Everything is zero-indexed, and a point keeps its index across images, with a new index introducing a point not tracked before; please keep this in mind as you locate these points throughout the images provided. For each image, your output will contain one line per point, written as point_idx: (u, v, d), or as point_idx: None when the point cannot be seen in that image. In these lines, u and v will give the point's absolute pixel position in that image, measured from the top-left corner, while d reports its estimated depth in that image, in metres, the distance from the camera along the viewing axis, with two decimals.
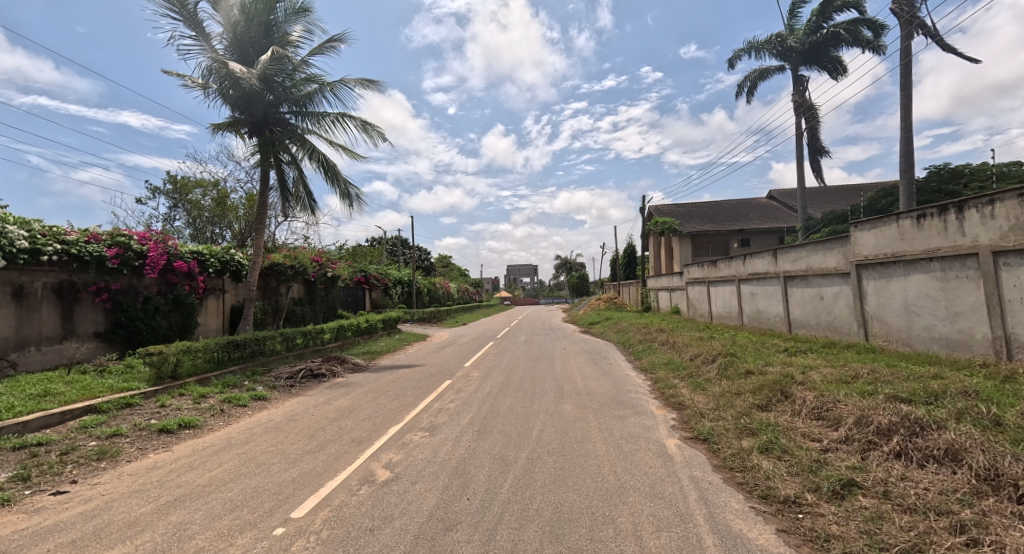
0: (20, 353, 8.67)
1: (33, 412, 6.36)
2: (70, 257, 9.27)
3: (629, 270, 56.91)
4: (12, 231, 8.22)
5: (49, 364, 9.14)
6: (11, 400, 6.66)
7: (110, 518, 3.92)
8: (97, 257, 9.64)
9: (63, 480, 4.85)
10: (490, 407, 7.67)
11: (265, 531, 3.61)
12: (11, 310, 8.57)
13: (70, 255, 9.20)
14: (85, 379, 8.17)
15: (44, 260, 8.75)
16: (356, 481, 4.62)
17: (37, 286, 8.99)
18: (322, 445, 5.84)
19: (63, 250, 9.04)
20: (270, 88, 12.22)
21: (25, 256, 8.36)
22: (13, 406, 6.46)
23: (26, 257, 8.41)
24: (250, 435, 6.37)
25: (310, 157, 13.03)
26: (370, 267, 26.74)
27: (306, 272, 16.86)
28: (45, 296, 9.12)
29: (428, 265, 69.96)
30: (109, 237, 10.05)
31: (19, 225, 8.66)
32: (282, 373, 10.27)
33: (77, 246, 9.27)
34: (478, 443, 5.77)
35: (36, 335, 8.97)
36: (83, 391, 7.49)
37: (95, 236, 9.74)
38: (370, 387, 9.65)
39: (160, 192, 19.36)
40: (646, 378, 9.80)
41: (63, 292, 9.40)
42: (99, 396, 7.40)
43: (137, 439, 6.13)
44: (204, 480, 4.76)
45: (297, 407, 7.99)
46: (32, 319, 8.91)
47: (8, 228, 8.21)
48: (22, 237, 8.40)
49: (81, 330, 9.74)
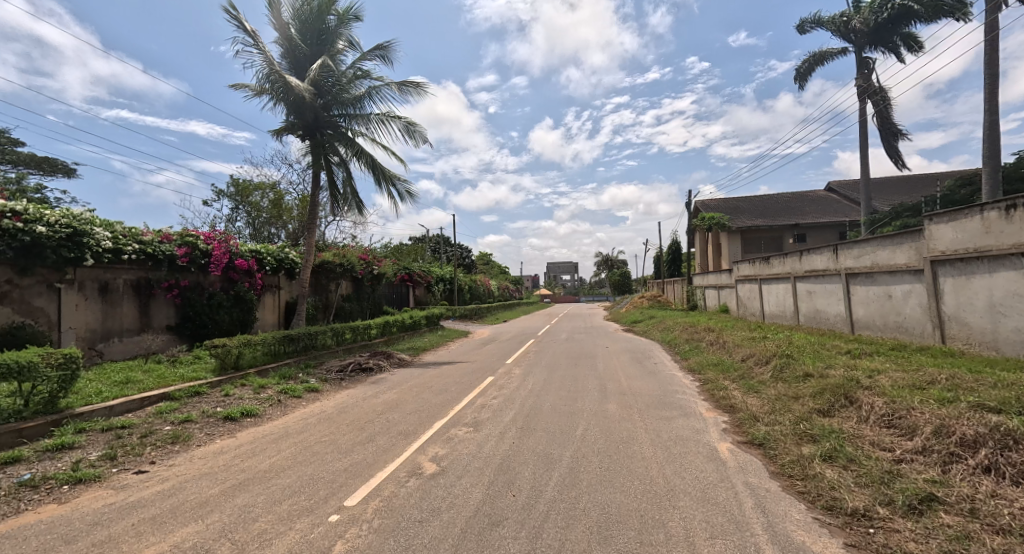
0: (105, 343, 9.46)
1: (116, 398, 6.90)
2: (146, 256, 9.98)
3: (674, 266, 55.29)
4: (98, 233, 8.92)
5: (130, 354, 9.92)
6: (98, 387, 7.26)
7: (184, 497, 4.18)
8: (169, 256, 10.35)
9: (142, 462, 5.17)
10: (532, 405, 7.62)
11: (321, 518, 3.74)
12: (97, 305, 9.34)
13: (146, 254, 9.91)
14: (159, 368, 8.79)
15: (124, 259, 9.46)
16: (404, 473, 4.70)
17: (119, 282, 9.74)
18: (371, 437, 5.99)
19: (140, 250, 9.75)
20: (322, 93, 12.70)
21: (109, 255, 9.07)
22: (101, 392, 7.05)
23: (110, 256, 9.12)
24: (304, 426, 6.62)
25: (359, 158, 13.41)
26: (413, 264, 27.39)
27: (353, 270, 17.43)
28: (126, 292, 9.86)
29: (469, 262, 70.79)
30: (179, 238, 10.74)
31: (105, 227, 9.38)
32: (332, 366, 10.66)
33: (152, 245, 9.97)
34: (522, 440, 5.74)
35: (119, 328, 9.74)
36: (158, 379, 8.06)
37: (167, 236, 10.44)
38: (414, 382, 9.81)
39: (224, 195, 20.55)
40: (694, 378, 9.47)
41: (140, 288, 10.13)
42: (172, 384, 7.93)
43: (205, 425, 6.50)
44: (265, 466, 4.99)
45: (347, 400, 8.25)
46: (115, 312, 9.67)
47: (96, 230, 8.91)
48: (107, 238, 9.10)
49: (156, 323, 10.46)
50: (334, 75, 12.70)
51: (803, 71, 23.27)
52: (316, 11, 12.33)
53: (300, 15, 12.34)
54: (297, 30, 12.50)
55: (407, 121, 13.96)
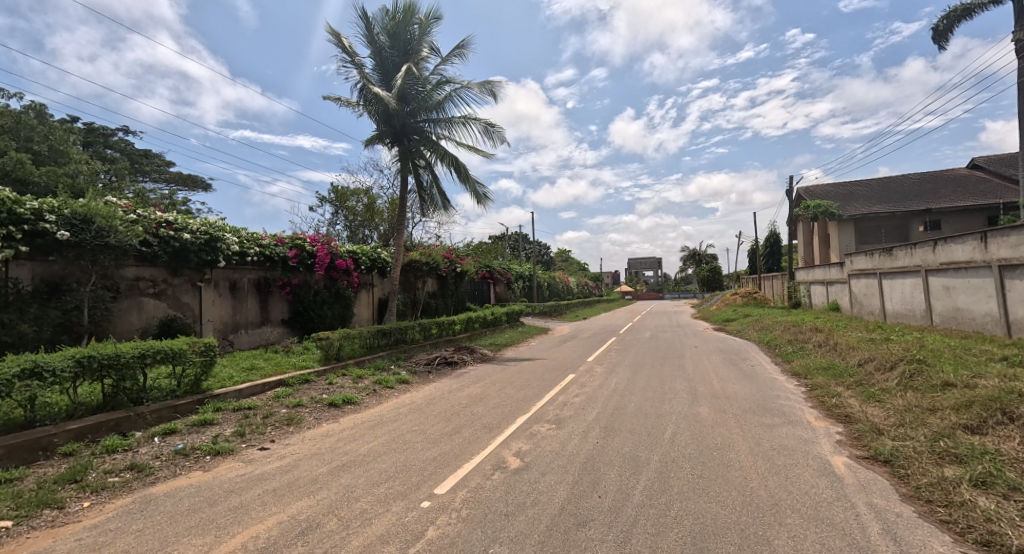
0: (235, 334, 10.71)
1: (242, 383, 7.71)
2: (265, 258, 11.04)
3: (771, 261, 51.15)
4: (228, 239, 10.06)
5: (254, 344, 11.11)
6: (229, 373, 8.19)
7: (298, 474, 4.54)
8: (283, 257, 11.38)
9: (264, 439, 5.74)
10: (616, 404, 7.35)
11: (414, 503, 3.83)
12: (228, 300, 10.59)
13: (265, 256, 10.98)
14: (276, 357, 9.73)
15: (248, 261, 10.54)
16: (490, 466, 4.69)
17: (244, 280, 10.94)
18: (458, 429, 6.09)
19: (260, 253, 10.81)
20: (407, 100, 13.22)
21: (235, 257, 10.17)
22: (232, 376, 7.98)
23: (236, 258, 10.23)
24: (397, 415, 6.90)
25: (442, 160, 13.79)
26: (494, 262, 27.85)
27: (438, 268, 18.05)
28: (249, 289, 11.04)
29: (549, 259, 70.78)
30: (290, 240, 11.75)
31: (233, 232, 10.54)
32: (420, 359, 11.11)
33: (270, 248, 11.01)
34: (607, 441, 5.51)
35: (245, 321, 10.94)
36: (275, 367, 8.91)
37: (280, 240, 11.46)
38: (498, 377, 9.90)
39: (326, 201, 22.29)
40: (800, 383, 8.60)
41: (260, 286, 11.29)
42: (286, 371, 8.71)
43: (314, 410, 7.02)
44: (364, 450, 5.25)
45: (435, 392, 8.51)
46: (241, 307, 10.88)
47: (226, 236, 10.06)
48: (235, 243, 10.21)
49: (273, 317, 11.57)
50: (418, 82, 13.17)
51: (943, 30, 20.37)
52: (401, 22, 12.93)
53: (387, 27, 12.98)
54: (386, 42, 13.15)
55: (486, 122, 14.13)
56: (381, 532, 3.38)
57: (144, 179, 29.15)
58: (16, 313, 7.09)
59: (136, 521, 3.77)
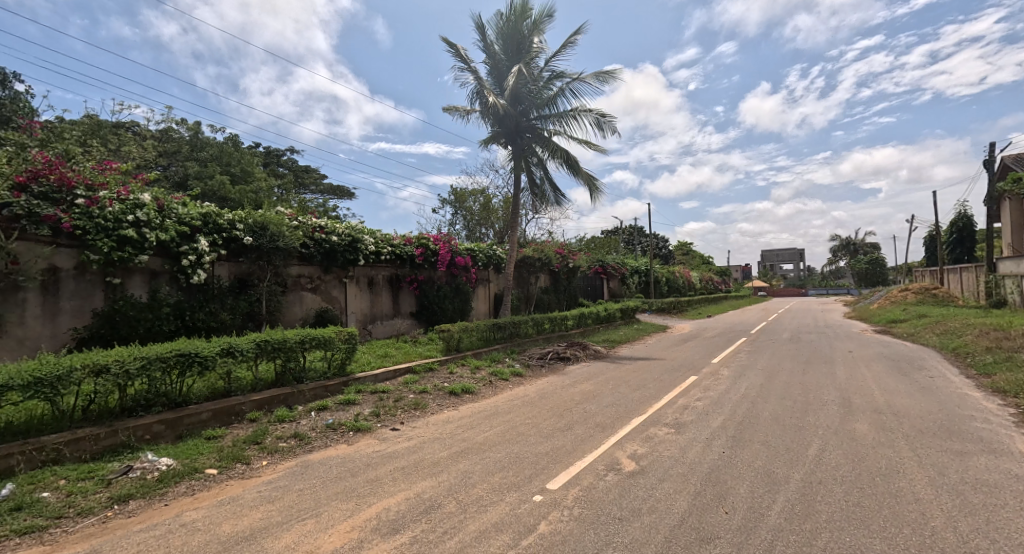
0: (372, 324, 11.65)
1: (377, 369, 8.26)
2: (396, 257, 11.77)
3: (957, 249, 42.44)
4: (366, 240, 10.83)
5: (388, 334, 12.01)
6: (368, 359, 8.88)
7: (422, 457, 4.67)
8: (410, 256, 12.05)
9: (397, 420, 6.16)
10: (747, 412, 6.42)
11: (526, 495, 3.66)
12: (366, 295, 11.53)
13: (396, 256, 11.69)
14: (405, 346, 10.36)
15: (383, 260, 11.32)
16: (603, 466, 4.28)
17: (379, 277, 11.82)
18: (570, 425, 5.76)
19: (392, 253, 11.52)
20: (520, 100, 13.14)
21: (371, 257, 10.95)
22: (370, 361, 8.69)
23: (371, 257, 11.03)
24: (512, 407, 6.79)
25: (555, 156, 13.50)
26: (608, 257, 26.98)
27: (551, 263, 17.89)
28: (383, 284, 11.91)
29: (669, 253, 67.09)
30: (417, 239, 12.43)
31: (371, 233, 11.36)
32: (534, 353, 11.00)
33: (400, 248, 11.70)
34: (736, 452, 4.74)
35: (380, 313, 11.85)
36: (405, 355, 9.48)
37: (408, 240, 12.15)
38: (612, 375, 9.37)
39: (446, 203, 23.38)
40: (1005, 403, 6.79)
41: (393, 281, 12.12)
42: (415, 359, 9.20)
43: (437, 396, 7.24)
44: (480, 439, 5.19)
45: (548, 386, 8.30)
46: (377, 300, 11.79)
47: (364, 237, 10.84)
48: (371, 244, 10.98)
49: (403, 310, 12.37)
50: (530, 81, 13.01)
51: None
52: (512, 22, 12.94)
53: (500, 30, 13.07)
54: (499, 45, 13.23)
55: (599, 113, 13.53)
56: (495, 520, 3.31)
57: (305, 191, 33.60)
58: (218, 305, 8.47)
59: (299, 481, 4.32)
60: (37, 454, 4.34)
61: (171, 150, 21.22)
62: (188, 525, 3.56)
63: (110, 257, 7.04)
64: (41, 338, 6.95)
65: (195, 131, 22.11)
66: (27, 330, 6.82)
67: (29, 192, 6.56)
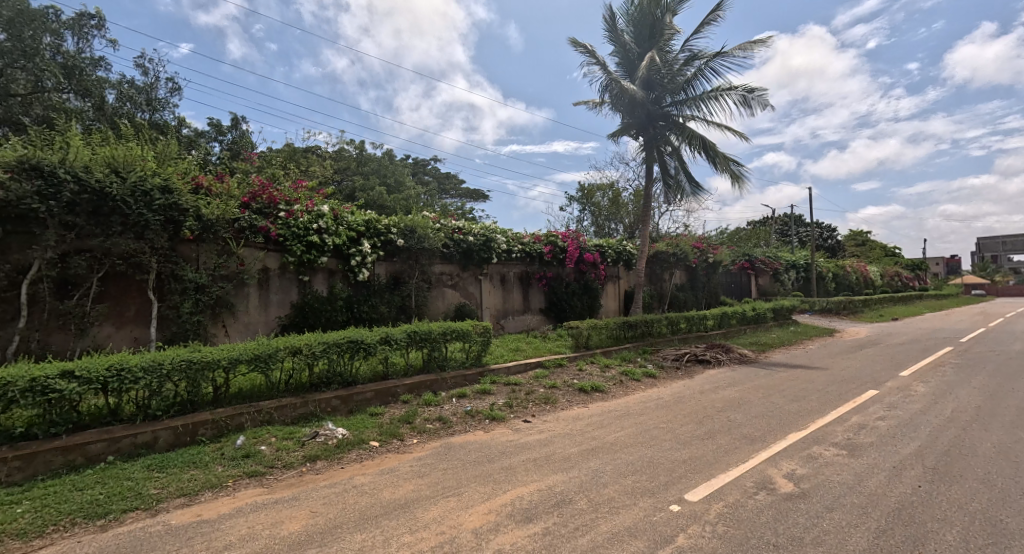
0: (505, 319, 11.84)
1: (510, 361, 8.27)
2: (526, 254, 11.81)
3: None
4: (499, 239, 11.00)
5: (520, 329, 12.12)
6: (500, 351, 8.98)
7: (551, 450, 4.45)
8: (539, 253, 12.01)
9: (528, 413, 6.03)
10: (950, 439, 4.98)
11: (663, 503, 3.22)
12: (498, 292, 11.74)
13: (527, 253, 11.72)
14: (536, 341, 10.31)
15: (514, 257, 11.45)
16: (752, 483, 3.58)
17: (511, 274, 11.95)
18: (712, 434, 5.04)
19: (523, 251, 11.59)
20: (652, 87, 12.23)
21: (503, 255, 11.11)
22: (501, 354, 8.78)
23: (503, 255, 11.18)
24: (644, 409, 6.22)
25: (691, 142, 12.30)
26: (756, 251, 24.14)
27: (687, 259, 16.52)
28: (514, 282, 12.02)
29: (834, 246, 58.09)
30: (545, 238, 12.33)
31: (503, 232, 11.53)
32: (669, 354, 10.14)
33: (530, 246, 11.71)
34: (936, 487, 3.64)
35: (512, 309, 12.00)
36: (535, 350, 9.42)
37: (537, 238, 12.11)
38: (762, 383, 8.16)
39: (574, 200, 23.11)
40: None
41: (523, 279, 12.17)
42: (545, 355, 9.07)
43: (567, 392, 6.99)
44: (611, 439, 4.78)
45: (684, 390, 7.51)
46: (509, 296, 11.95)
47: (497, 236, 11.03)
48: (504, 243, 11.12)
49: (533, 306, 12.40)
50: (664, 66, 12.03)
51: None
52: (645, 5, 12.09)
53: (631, 15, 12.30)
54: (630, 32, 12.47)
55: (745, 89, 11.99)
56: (629, 524, 2.94)
57: (447, 196, 35.97)
58: (377, 299, 9.26)
59: (444, 461, 4.41)
60: (258, 415, 5.17)
61: (344, 166, 23.82)
62: (360, 487, 3.91)
63: (302, 258, 8.17)
64: (258, 324, 8.17)
65: (361, 149, 24.94)
66: (250, 318, 8.07)
67: (250, 208, 7.84)
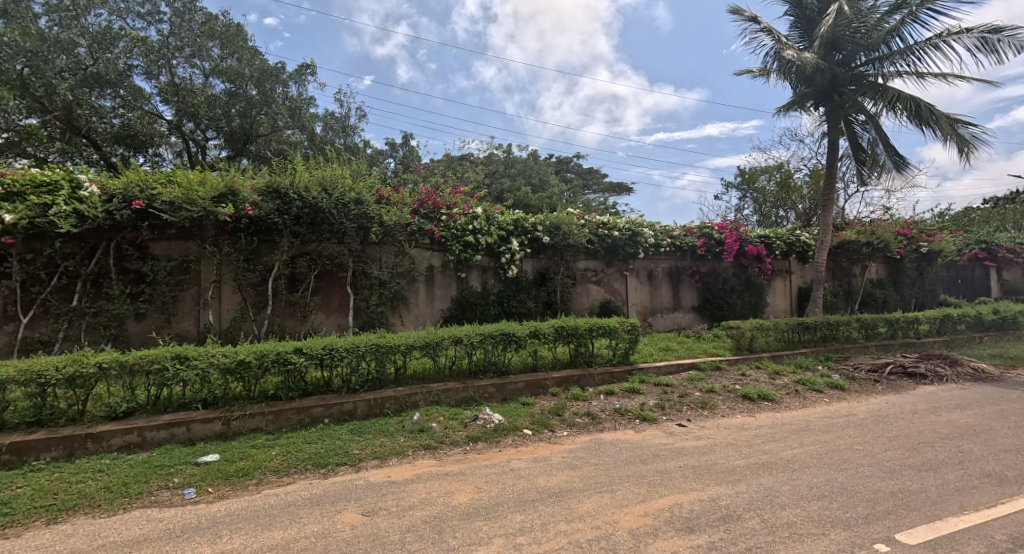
0: (653, 317, 11.49)
1: (660, 361, 8.02)
2: (676, 248, 11.32)
3: None
4: (645, 232, 10.77)
5: (669, 328, 11.64)
6: (649, 350, 8.76)
7: (716, 460, 4.25)
8: (691, 246, 11.38)
9: (683, 417, 5.82)
10: None
11: (863, 540, 2.87)
12: (646, 288, 11.44)
13: (676, 247, 11.24)
14: (688, 341, 9.82)
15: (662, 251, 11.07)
16: (1002, 536, 2.92)
17: (659, 269, 11.56)
18: (936, 466, 4.23)
19: (672, 244, 11.14)
20: (840, 47, 10.63)
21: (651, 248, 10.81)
22: (651, 353, 8.55)
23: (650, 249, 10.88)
24: (829, 425, 5.50)
25: (893, 107, 10.27)
26: (999, 236, 18.99)
27: (888, 250, 13.97)
28: (662, 277, 11.59)
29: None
30: (698, 230, 11.63)
31: (650, 225, 11.24)
32: (861, 363, 8.71)
33: (680, 239, 11.20)
34: None
35: (661, 306, 11.59)
36: (688, 350, 8.98)
37: (688, 230, 11.49)
38: (999, 406, 6.56)
39: (732, 186, 21.21)
40: None
41: (672, 274, 11.68)
42: (698, 356, 8.59)
43: (727, 398, 6.54)
44: (786, 455, 4.37)
45: (886, 408, 6.41)
46: (657, 293, 11.57)
47: (643, 229, 10.80)
48: (651, 235, 10.85)
49: (684, 303, 11.80)
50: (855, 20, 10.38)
51: None
52: None
53: None
54: None
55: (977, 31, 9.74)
56: None
57: (589, 192, 35.85)
58: (525, 294, 9.79)
59: (595, 456, 4.52)
60: (430, 395, 5.86)
61: (492, 170, 25.30)
62: (517, 470, 4.24)
63: (460, 256, 9.03)
64: (426, 315, 9.21)
65: (508, 152, 26.08)
66: (421, 309, 9.15)
67: (419, 214, 8.88)
